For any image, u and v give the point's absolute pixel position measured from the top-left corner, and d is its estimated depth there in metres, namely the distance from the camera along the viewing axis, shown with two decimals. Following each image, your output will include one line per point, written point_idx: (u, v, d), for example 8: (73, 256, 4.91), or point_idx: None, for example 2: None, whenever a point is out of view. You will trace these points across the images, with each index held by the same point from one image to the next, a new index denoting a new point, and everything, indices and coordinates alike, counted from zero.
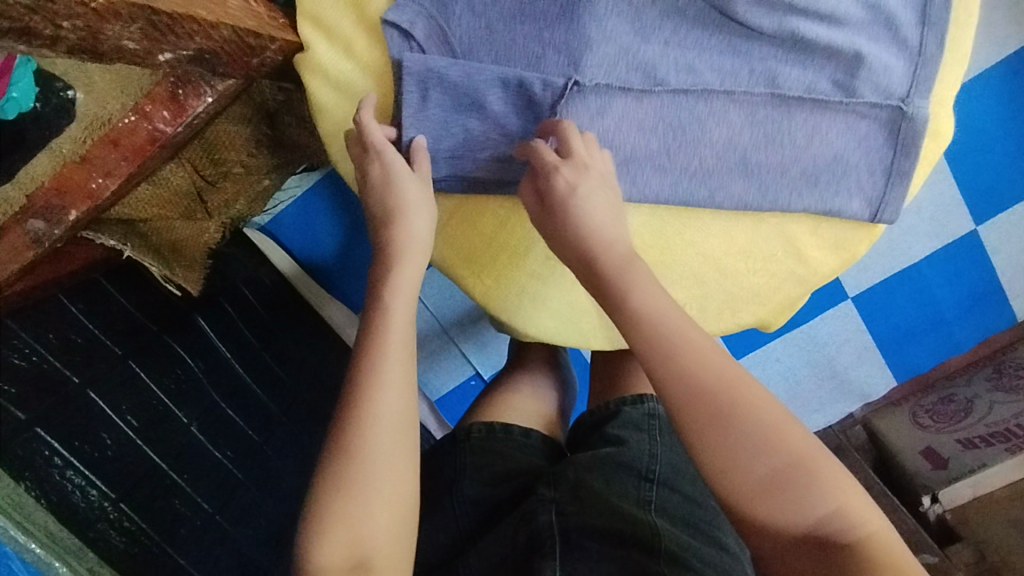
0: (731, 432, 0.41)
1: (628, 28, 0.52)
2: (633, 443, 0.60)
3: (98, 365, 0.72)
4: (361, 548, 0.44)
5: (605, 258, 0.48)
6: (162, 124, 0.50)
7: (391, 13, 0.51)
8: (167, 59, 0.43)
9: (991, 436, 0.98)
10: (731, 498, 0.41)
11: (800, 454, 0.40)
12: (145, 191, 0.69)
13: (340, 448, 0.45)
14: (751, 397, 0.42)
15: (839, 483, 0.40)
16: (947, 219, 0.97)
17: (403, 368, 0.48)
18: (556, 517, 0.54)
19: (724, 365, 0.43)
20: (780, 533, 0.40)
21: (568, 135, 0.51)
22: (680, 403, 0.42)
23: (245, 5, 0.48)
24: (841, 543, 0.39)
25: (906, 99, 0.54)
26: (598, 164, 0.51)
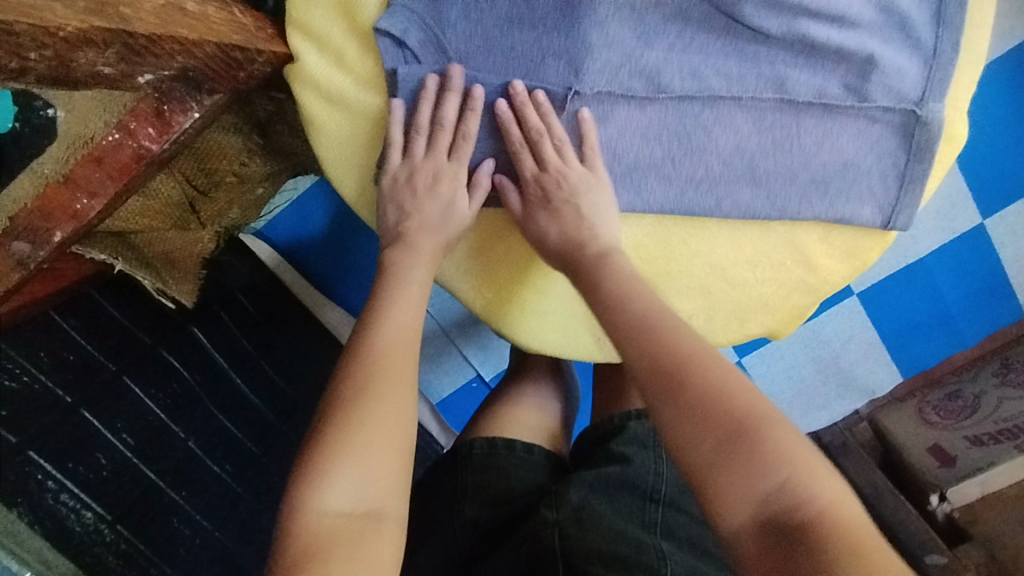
0: (688, 400, 0.40)
1: (630, 33, 0.50)
2: (639, 461, 0.59)
3: (90, 383, 0.70)
4: (366, 494, 0.42)
5: (586, 258, 0.52)
6: (147, 142, 0.48)
7: (382, 22, 0.48)
8: (147, 79, 0.41)
9: (998, 433, 0.96)
10: (689, 470, 0.39)
11: (756, 421, 0.39)
12: (136, 204, 0.67)
13: (347, 392, 0.45)
14: (726, 380, 0.41)
15: (797, 453, 0.38)
16: (954, 213, 0.96)
17: (410, 335, 0.50)
18: (558, 541, 0.52)
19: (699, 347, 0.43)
20: (732, 508, 0.37)
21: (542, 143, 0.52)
22: (654, 389, 0.42)
23: (228, 16, 0.45)
24: (792, 516, 0.35)
25: (920, 103, 0.52)
26: (575, 175, 0.52)
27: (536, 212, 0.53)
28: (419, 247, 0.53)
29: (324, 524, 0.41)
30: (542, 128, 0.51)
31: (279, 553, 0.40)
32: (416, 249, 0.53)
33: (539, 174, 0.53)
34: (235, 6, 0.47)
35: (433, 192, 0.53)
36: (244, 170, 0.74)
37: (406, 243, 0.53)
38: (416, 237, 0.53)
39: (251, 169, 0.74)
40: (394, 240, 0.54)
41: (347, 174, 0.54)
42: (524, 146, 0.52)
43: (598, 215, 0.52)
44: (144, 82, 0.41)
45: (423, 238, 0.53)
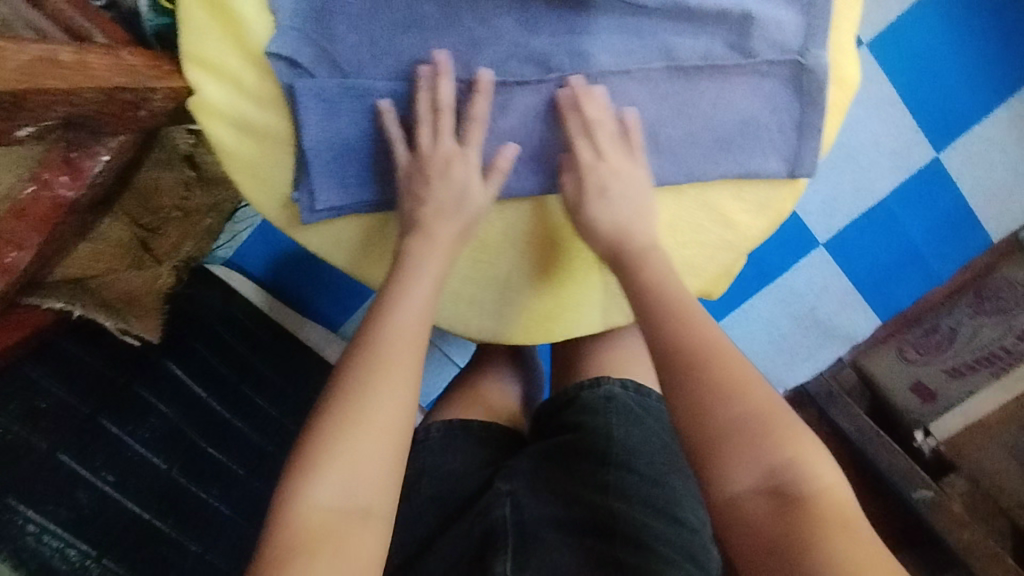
0: (703, 379, 0.45)
1: (513, 23, 0.51)
2: (592, 426, 0.63)
3: (67, 427, 0.72)
4: (355, 487, 0.43)
5: (630, 248, 0.54)
6: (63, 189, 0.49)
7: (274, 44, 0.50)
8: (28, 133, 0.43)
9: (977, 361, 0.99)
10: (703, 440, 0.43)
11: (767, 412, 0.43)
12: (87, 249, 0.71)
13: (342, 386, 0.46)
14: (732, 365, 0.45)
15: (801, 441, 0.43)
16: (907, 150, 0.98)
17: (416, 333, 0.50)
18: (509, 510, 0.56)
19: (706, 331, 0.48)
20: (737, 477, 0.42)
21: (600, 133, 0.53)
22: (675, 368, 0.46)
23: (111, 57, 0.46)
24: (794, 492, 0.40)
25: (804, 51, 0.54)
26: (617, 161, 0.54)
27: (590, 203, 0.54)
28: (436, 235, 0.54)
29: (312, 514, 0.42)
30: (591, 122, 0.53)
31: (270, 532, 0.42)
32: (433, 238, 0.53)
33: (594, 163, 0.53)
34: (123, 48, 0.48)
35: (445, 177, 0.53)
36: (188, 204, 0.79)
37: (424, 232, 0.53)
38: (432, 223, 0.53)
39: (194, 202, 0.79)
40: (411, 228, 0.54)
41: (267, 196, 0.55)
42: (586, 135, 0.53)
43: (611, 196, 0.54)
44: (25, 136, 0.43)
45: (441, 225, 0.54)
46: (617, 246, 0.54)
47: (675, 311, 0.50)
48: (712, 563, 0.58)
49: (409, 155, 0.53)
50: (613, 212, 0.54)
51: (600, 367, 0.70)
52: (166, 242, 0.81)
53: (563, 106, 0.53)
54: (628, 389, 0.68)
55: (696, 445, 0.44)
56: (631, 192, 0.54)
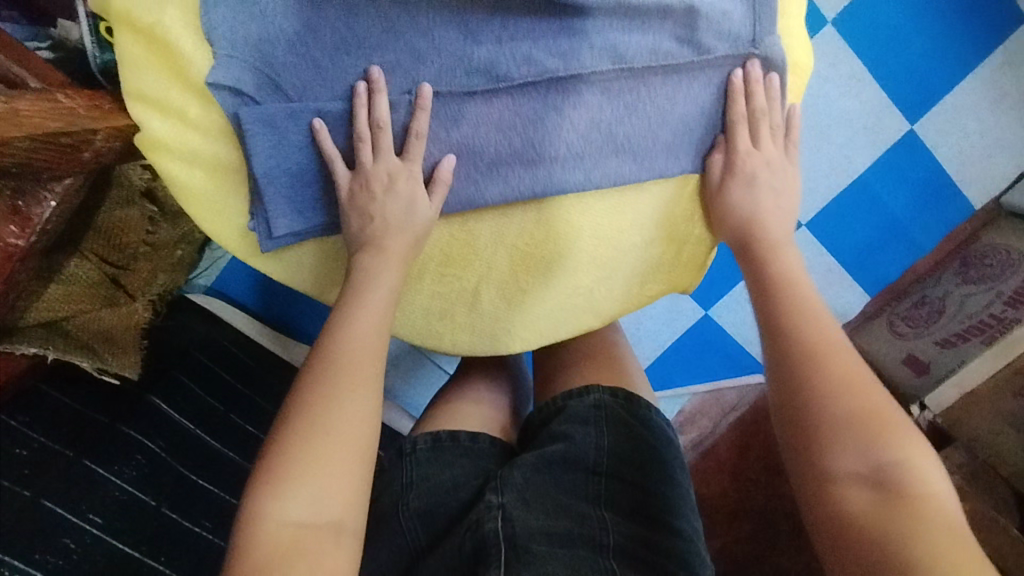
0: (825, 370, 0.46)
1: (455, 35, 0.51)
2: (579, 436, 0.61)
3: (47, 475, 0.73)
4: (318, 508, 0.42)
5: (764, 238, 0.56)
6: (13, 240, 0.48)
7: (213, 75, 0.49)
8: None
9: (968, 331, 0.98)
10: (812, 420, 0.45)
11: (881, 411, 0.44)
12: (58, 291, 0.71)
13: (300, 405, 0.45)
14: (848, 364, 0.46)
15: (913, 447, 0.42)
16: (881, 124, 0.97)
17: (374, 340, 0.49)
18: (501, 524, 0.53)
19: (826, 328, 0.49)
20: (840, 461, 0.43)
21: (763, 123, 0.56)
22: (798, 357, 0.47)
23: (47, 103, 0.46)
24: (899, 489, 0.41)
25: (756, 40, 0.54)
26: (771, 151, 0.57)
27: (735, 187, 0.56)
28: (389, 249, 0.52)
29: (274, 533, 0.41)
30: (755, 110, 0.55)
31: (232, 560, 0.41)
32: (386, 251, 0.52)
33: (748, 151, 0.56)
34: (60, 91, 0.48)
35: (393, 191, 0.52)
36: (155, 238, 0.78)
37: (376, 246, 0.52)
38: (384, 238, 0.52)
39: (160, 235, 0.78)
40: (361, 246, 0.52)
41: (224, 228, 0.55)
42: (746, 121, 0.56)
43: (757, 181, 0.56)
44: None
45: (392, 239, 0.52)
46: (749, 233, 0.56)
47: (785, 302, 0.52)
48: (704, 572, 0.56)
49: (350, 172, 0.52)
50: (756, 199, 0.56)
51: (584, 369, 0.69)
52: (137, 279, 0.79)
53: (728, 94, 0.55)
54: (617, 398, 0.66)
55: (807, 425, 0.45)
56: (767, 178, 0.57)
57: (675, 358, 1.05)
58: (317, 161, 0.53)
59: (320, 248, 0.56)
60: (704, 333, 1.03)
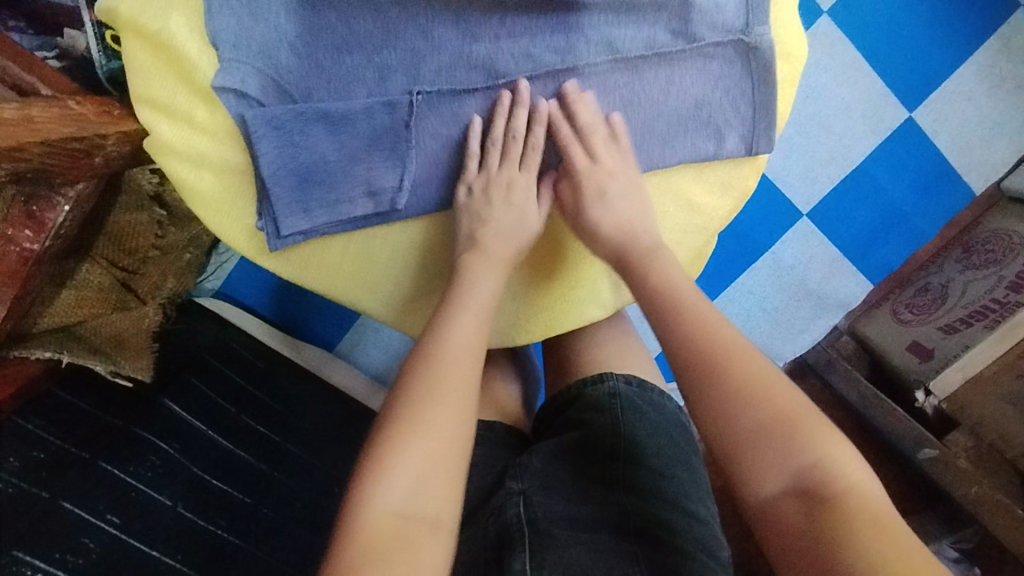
0: (727, 381, 0.45)
1: (454, 33, 0.52)
2: (596, 422, 0.62)
3: (64, 477, 0.72)
4: (421, 496, 0.43)
5: (635, 250, 0.55)
6: (28, 243, 0.50)
7: (219, 79, 0.50)
8: None
9: (972, 316, 0.96)
10: (724, 445, 0.44)
11: (787, 412, 0.43)
12: (69, 295, 0.74)
13: (404, 401, 0.47)
14: (753, 366, 0.45)
15: (827, 441, 0.42)
16: (880, 112, 0.97)
17: (474, 346, 0.51)
18: (523, 509, 0.55)
19: (722, 331, 0.48)
20: (764, 481, 0.42)
21: (592, 136, 0.55)
22: (699, 371, 0.46)
23: (58, 109, 0.46)
24: (822, 491, 0.40)
25: (747, 30, 0.54)
26: (613, 163, 0.55)
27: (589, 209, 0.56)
28: (490, 253, 0.55)
29: (381, 518, 0.42)
30: (586, 125, 0.55)
31: (337, 542, 0.42)
32: (484, 257, 0.55)
33: (588, 167, 0.56)
34: (70, 98, 0.48)
35: (495, 199, 0.55)
36: (164, 241, 0.80)
37: (478, 248, 0.55)
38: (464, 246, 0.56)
39: (169, 238, 0.80)
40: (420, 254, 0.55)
41: (235, 229, 0.56)
42: (575, 141, 0.55)
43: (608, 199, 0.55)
44: None
45: (493, 244, 0.55)
46: (621, 250, 0.55)
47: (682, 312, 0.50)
48: (722, 555, 0.57)
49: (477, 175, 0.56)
50: (612, 212, 0.55)
51: (593, 358, 0.70)
52: (148, 283, 0.82)
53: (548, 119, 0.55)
54: (631, 385, 0.67)
55: (723, 445, 0.44)
56: (616, 193, 0.55)
57: None
58: (323, 164, 0.53)
59: (329, 249, 0.57)
60: None
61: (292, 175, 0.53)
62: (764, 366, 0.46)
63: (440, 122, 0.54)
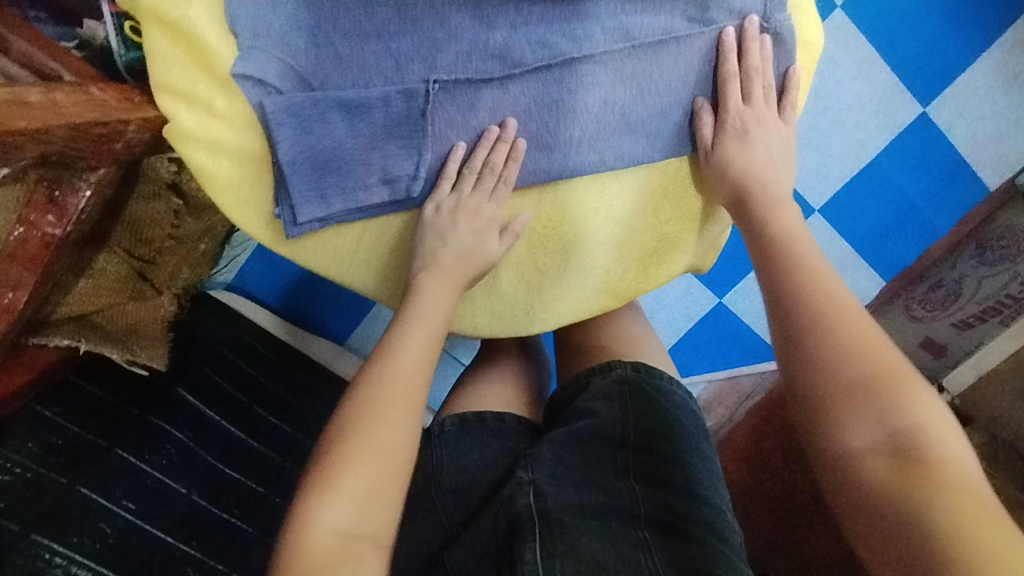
0: (837, 337, 0.47)
1: (471, 21, 0.53)
2: (605, 412, 0.62)
3: (83, 464, 0.73)
4: (362, 518, 0.45)
5: (758, 198, 0.57)
6: (50, 228, 0.51)
7: (239, 66, 0.50)
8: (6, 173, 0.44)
9: (985, 313, 1.01)
10: (817, 394, 0.46)
11: (892, 374, 0.45)
12: (86, 284, 0.74)
13: (350, 421, 0.48)
14: (865, 330, 0.47)
15: (927, 409, 0.43)
16: (893, 107, 0.96)
17: (422, 363, 0.53)
18: (534, 499, 0.54)
19: (832, 292, 0.50)
20: (856, 433, 0.44)
21: (757, 79, 0.56)
22: (812, 324, 0.48)
23: (82, 94, 0.47)
24: (915, 453, 0.41)
25: (766, 15, 0.56)
26: (764, 110, 0.57)
27: (728, 143, 0.56)
28: (447, 267, 0.56)
29: (323, 539, 0.43)
30: (751, 66, 0.56)
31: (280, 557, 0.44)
32: (444, 270, 0.56)
33: (743, 107, 0.56)
34: (93, 85, 0.49)
35: (477, 192, 0.56)
36: (179, 232, 0.79)
37: (438, 266, 0.56)
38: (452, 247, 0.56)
39: (185, 229, 0.78)
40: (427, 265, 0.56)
41: (251, 216, 0.56)
42: (739, 78, 0.56)
43: (750, 138, 0.56)
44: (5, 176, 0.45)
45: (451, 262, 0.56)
46: (745, 190, 0.57)
47: (800, 268, 0.52)
48: (736, 541, 0.57)
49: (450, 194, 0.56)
50: (748, 154, 0.57)
51: (606, 350, 0.70)
52: (163, 273, 0.81)
53: (718, 52, 0.56)
54: (640, 371, 0.66)
55: (821, 393, 0.46)
56: (762, 138, 0.57)
57: (692, 345, 1.05)
58: (339, 153, 0.54)
59: (343, 238, 0.58)
60: (721, 320, 1.03)
61: (310, 165, 0.53)
62: (872, 330, 0.47)
63: (454, 110, 0.54)
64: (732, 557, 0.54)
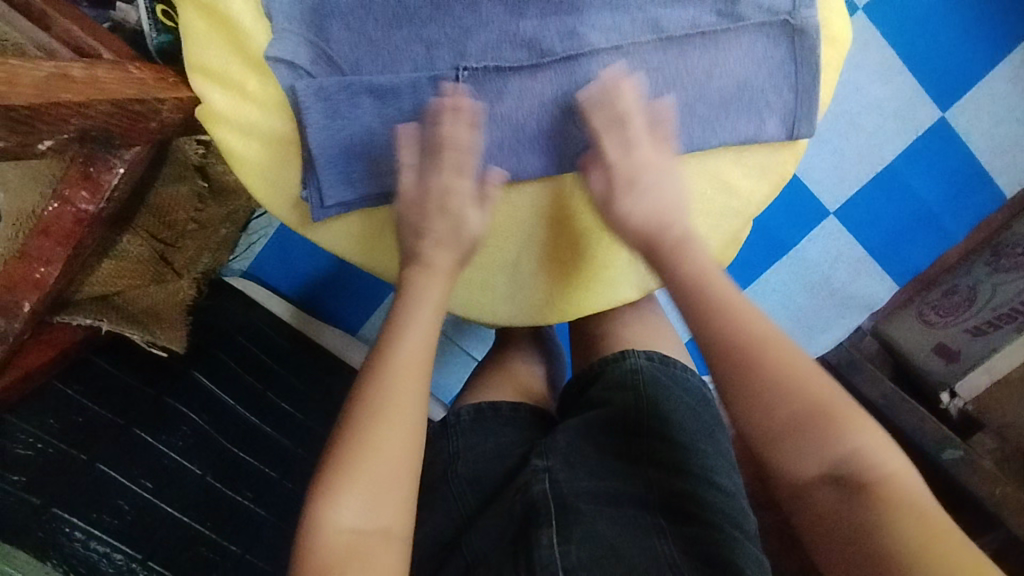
0: (764, 373, 0.46)
1: (501, 10, 0.53)
2: (619, 400, 0.62)
3: (102, 441, 0.74)
4: (372, 515, 0.46)
5: (664, 244, 0.53)
6: (84, 205, 0.52)
7: (272, 49, 0.51)
8: (47, 146, 0.44)
9: (998, 319, 0.94)
10: (764, 432, 0.46)
11: (823, 401, 0.45)
12: (110, 266, 0.75)
13: (350, 427, 0.48)
14: (794, 358, 0.46)
15: (864, 430, 0.44)
16: (913, 111, 0.96)
17: (421, 357, 0.51)
18: (549, 485, 0.55)
19: (757, 322, 0.48)
20: (804, 466, 0.45)
21: (631, 124, 0.54)
22: (741, 365, 0.47)
23: (121, 72, 0.49)
24: (860, 479, 0.43)
25: (794, 13, 0.55)
26: (651, 156, 0.55)
27: (620, 196, 0.54)
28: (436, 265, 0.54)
29: (335, 540, 0.45)
30: (622, 113, 0.54)
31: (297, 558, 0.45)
32: (432, 269, 0.54)
33: (623, 157, 0.54)
34: (131, 63, 0.51)
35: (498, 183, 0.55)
36: (203, 215, 0.81)
37: (423, 263, 0.54)
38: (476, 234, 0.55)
39: (208, 213, 0.81)
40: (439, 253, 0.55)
41: (279, 199, 0.57)
42: (614, 128, 0.54)
43: (641, 188, 0.54)
44: (46, 149, 0.45)
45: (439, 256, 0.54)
46: (651, 239, 0.53)
47: (724, 300, 0.50)
48: (749, 526, 0.58)
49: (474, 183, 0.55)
50: (647, 203, 0.54)
51: (622, 343, 0.70)
52: (183, 257, 0.83)
53: (583, 107, 0.54)
54: (653, 360, 0.66)
55: (766, 432, 0.46)
56: (663, 185, 0.54)
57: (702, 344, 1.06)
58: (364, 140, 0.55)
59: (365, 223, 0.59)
60: None
61: (341, 151, 0.54)
62: (800, 354, 0.47)
63: (482, 97, 0.54)
64: (748, 545, 0.55)
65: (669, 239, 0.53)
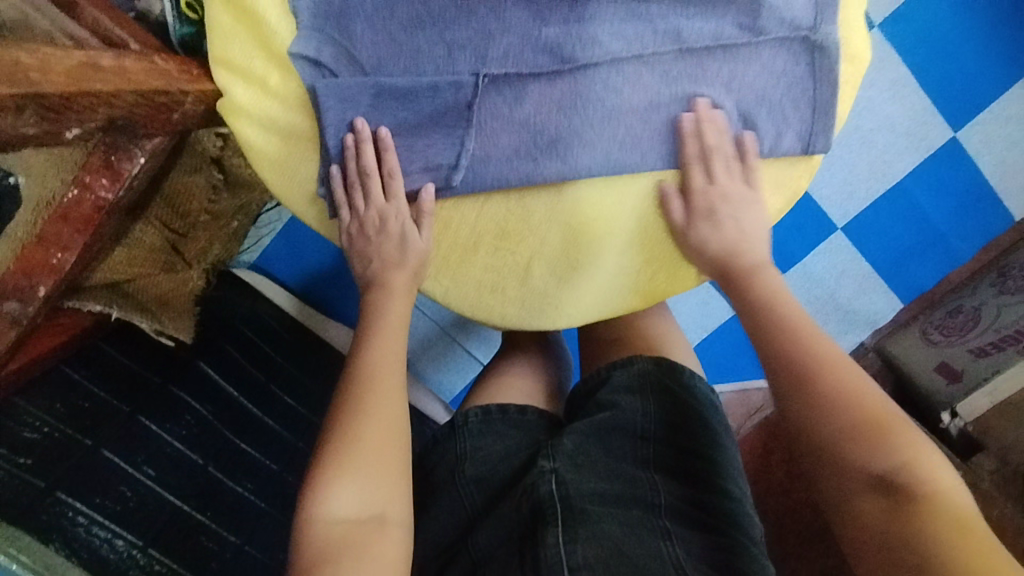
0: (818, 390, 0.49)
1: (525, 15, 0.54)
2: (626, 406, 0.62)
3: (108, 426, 0.74)
4: (366, 503, 0.47)
5: (743, 264, 0.60)
6: (103, 192, 0.53)
7: (295, 45, 0.52)
8: (76, 133, 0.46)
9: (1001, 341, 0.95)
10: (816, 445, 0.48)
11: (878, 416, 0.47)
12: (122, 252, 0.76)
13: (336, 422, 0.50)
14: (855, 378, 0.49)
15: (917, 446, 0.45)
16: (925, 130, 0.96)
17: (393, 355, 0.55)
18: (555, 486, 0.55)
19: (818, 347, 0.52)
20: (851, 479, 0.46)
21: (693, 168, 0.57)
22: (795, 385, 0.50)
23: (146, 63, 0.50)
24: (908, 490, 0.43)
25: (815, 28, 0.56)
26: (731, 185, 0.58)
27: (700, 224, 0.58)
28: (392, 285, 0.58)
29: (330, 530, 0.46)
30: (710, 146, 0.57)
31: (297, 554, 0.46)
32: (389, 287, 0.58)
33: (706, 186, 0.58)
34: (156, 55, 0.52)
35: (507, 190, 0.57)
36: (216, 208, 0.82)
37: (381, 283, 0.58)
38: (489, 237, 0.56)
39: (222, 204, 0.81)
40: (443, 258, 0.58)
41: (295, 193, 0.58)
42: (699, 162, 0.57)
43: (718, 218, 0.58)
44: (74, 136, 0.46)
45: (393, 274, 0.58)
46: (728, 264, 0.59)
47: (792, 326, 0.54)
48: (756, 532, 0.58)
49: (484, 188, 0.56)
50: (722, 231, 0.59)
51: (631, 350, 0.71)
52: (195, 246, 0.83)
53: (690, 130, 0.56)
54: (661, 366, 0.66)
55: (817, 445, 0.48)
56: (740, 217, 0.59)
57: (707, 354, 1.06)
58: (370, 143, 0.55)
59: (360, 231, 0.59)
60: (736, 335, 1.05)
61: (355, 150, 0.54)
62: (859, 372, 0.50)
63: (501, 101, 0.54)
64: (756, 553, 0.55)
65: (750, 259, 0.60)
